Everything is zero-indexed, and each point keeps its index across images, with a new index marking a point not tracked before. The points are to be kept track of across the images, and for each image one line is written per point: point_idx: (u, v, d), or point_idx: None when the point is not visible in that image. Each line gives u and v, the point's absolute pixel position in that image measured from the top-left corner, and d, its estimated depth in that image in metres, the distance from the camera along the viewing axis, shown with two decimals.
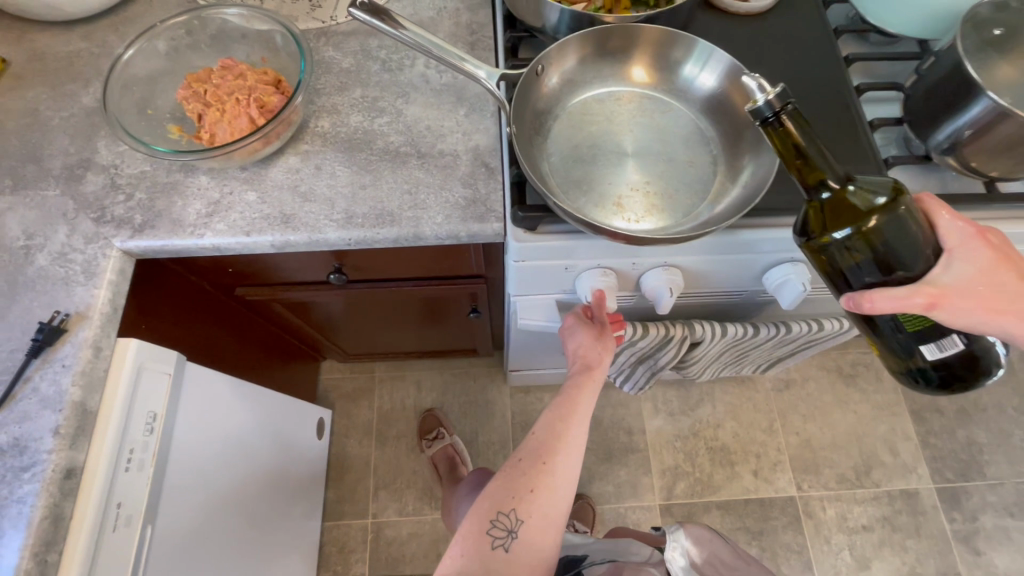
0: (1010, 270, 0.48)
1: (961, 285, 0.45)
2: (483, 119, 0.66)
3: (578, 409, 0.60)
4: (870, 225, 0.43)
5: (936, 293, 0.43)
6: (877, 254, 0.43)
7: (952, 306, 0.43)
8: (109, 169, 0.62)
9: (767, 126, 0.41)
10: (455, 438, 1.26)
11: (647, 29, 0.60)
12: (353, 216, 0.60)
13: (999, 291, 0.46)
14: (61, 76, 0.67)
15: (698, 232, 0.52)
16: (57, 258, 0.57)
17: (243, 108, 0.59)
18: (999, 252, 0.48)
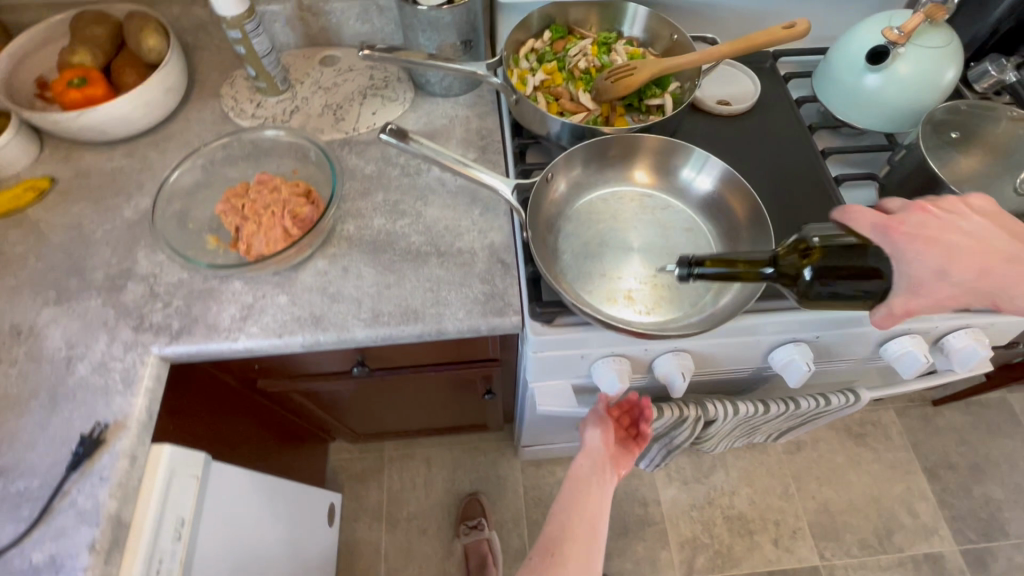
0: (955, 233, 0.53)
1: (925, 284, 0.51)
2: (497, 218, 0.71)
3: (585, 497, 0.69)
4: (818, 259, 0.51)
5: (905, 303, 0.52)
6: (841, 270, 0.51)
7: (927, 303, 0.52)
8: (148, 279, 0.66)
9: (698, 277, 0.54)
10: (492, 534, 1.23)
11: (646, 138, 0.66)
12: (380, 314, 0.64)
13: (967, 266, 0.52)
14: (104, 192, 0.73)
15: (706, 326, 0.56)
16: (97, 368, 0.60)
17: (278, 220, 0.65)
18: (933, 224, 0.53)
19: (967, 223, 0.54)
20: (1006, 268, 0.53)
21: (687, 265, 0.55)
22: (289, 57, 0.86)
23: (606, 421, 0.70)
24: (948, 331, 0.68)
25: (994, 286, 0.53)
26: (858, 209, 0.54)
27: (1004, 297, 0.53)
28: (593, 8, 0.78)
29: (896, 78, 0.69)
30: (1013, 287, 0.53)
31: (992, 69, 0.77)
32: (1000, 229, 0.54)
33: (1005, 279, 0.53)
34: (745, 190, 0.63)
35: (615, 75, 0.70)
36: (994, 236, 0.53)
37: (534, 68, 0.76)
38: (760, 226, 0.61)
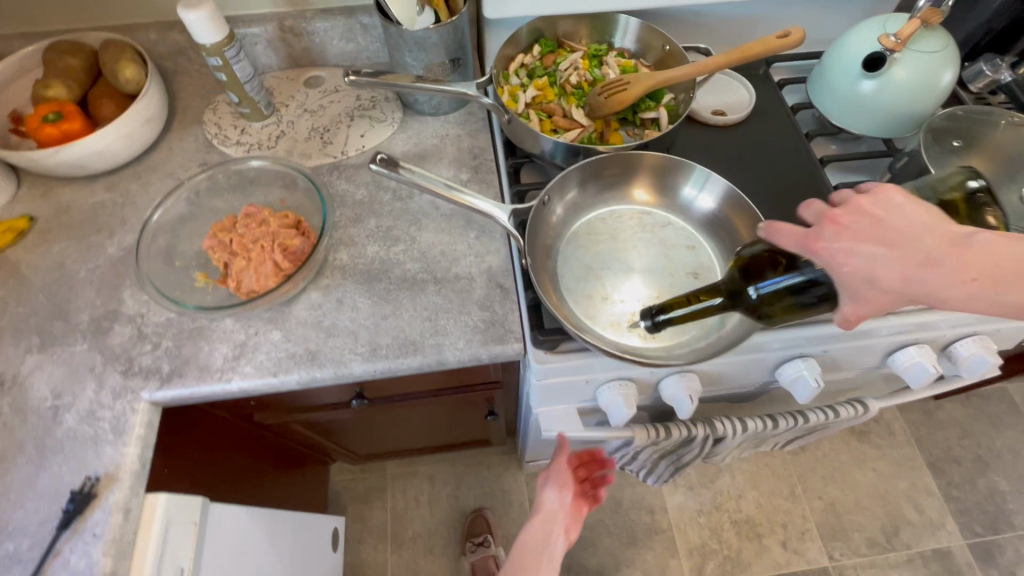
0: (879, 237, 0.44)
1: (856, 295, 0.45)
2: (493, 240, 0.69)
3: (531, 562, 0.76)
4: (748, 273, 0.52)
5: (855, 311, 0.46)
6: (773, 272, 0.51)
7: (873, 311, 0.46)
8: (135, 320, 0.63)
9: (662, 320, 0.56)
10: (500, 551, 1.20)
11: (646, 155, 0.64)
12: (377, 347, 0.62)
13: (893, 274, 0.43)
14: (86, 229, 0.70)
15: (713, 354, 0.55)
16: (86, 417, 0.58)
17: (267, 254, 0.63)
18: (852, 231, 0.45)
19: (889, 224, 0.44)
20: (944, 272, 0.42)
21: (651, 315, 0.57)
22: (272, 79, 0.83)
23: (566, 483, 0.79)
24: (956, 339, 0.67)
25: (928, 296, 0.44)
26: (780, 224, 0.48)
27: (953, 305, 0.44)
28: (583, 20, 0.76)
29: (895, 84, 0.68)
30: (959, 295, 0.43)
31: (986, 68, 0.77)
32: (932, 226, 0.43)
33: (943, 286, 0.43)
34: (748, 207, 0.61)
35: (608, 90, 0.68)
36: (926, 234, 0.43)
37: (524, 84, 0.74)
38: None
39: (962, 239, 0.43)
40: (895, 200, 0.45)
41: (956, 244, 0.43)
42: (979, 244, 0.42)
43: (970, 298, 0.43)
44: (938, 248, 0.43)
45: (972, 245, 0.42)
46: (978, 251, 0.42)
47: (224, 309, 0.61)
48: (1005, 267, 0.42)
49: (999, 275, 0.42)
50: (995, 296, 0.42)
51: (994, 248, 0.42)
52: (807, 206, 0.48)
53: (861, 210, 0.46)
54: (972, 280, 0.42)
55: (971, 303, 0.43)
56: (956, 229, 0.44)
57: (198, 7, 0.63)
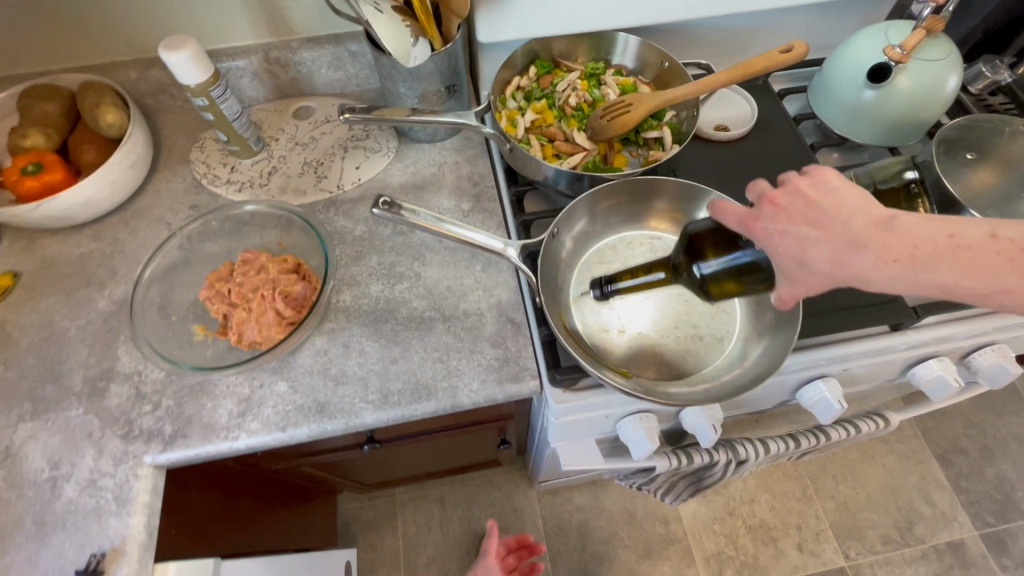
0: (808, 218, 0.44)
1: (791, 274, 0.45)
2: (500, 272, 0.67)
3: None
4: (693, 253, 0.54)
5: (791, 292, 0.46)
6: (716, 252, 0.52)
7: (812, 291, 0.46)
8: (132, 378, 0.61)
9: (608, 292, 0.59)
10: None
11: (663, 181, 0.63)
12: (389, 394, 0.59)
13: (818, 257, 0.43)
14: (74, 282, 0.67)
15: (737, 387, 0.54)
16: (87, 487, 0.55)
17: (268, 303, 0.61)
18: (786, 213, 0.45)
19: (819, 206, 0.44)
20: (863, 254, 0.41)
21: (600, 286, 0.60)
22: (260, 112, 0.81)
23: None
24: (974, 349, 0.66)
25: (855, 279, 0.42)
26: (725, 203, 0.49)
27: (880, 288, 0.42)
28: (581, 39, 0.74)
29: (898, 94, 0.66)
30: (887, 277, 0.41)
31: (985, 69, 0.76)
32: (861, 208, 0.42)
33: (864, 269, 0.41)
34: None
35: (611, 112, 0.66)
36: (851, 217, 0.42)
37: (522, 108, 0.72)
38: None
39: (887, 221, 0.41)
40: (830, 183, 0.45)
41: (881, 227, 0.41)
42: (906, 226, 0.40)
43: (895, 281, 0.40)
44: (861, 230, 0.41)
45: (898, 227, 0.40)
46: (902, 233, 0.40)
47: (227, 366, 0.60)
48: (930, 248, 0.39)
49: (922, 256, 0.39)
50: (921, 279, 0.40)
51: (919, 229, 0.40)
52: (753, 188, 0.49)
53: (797, 193, 0.46)
54: (894, 261, 0.40)
55: (895, 285, 0.41)
56: (884, 211, 0.42)
57: (182, 48, 0.61)
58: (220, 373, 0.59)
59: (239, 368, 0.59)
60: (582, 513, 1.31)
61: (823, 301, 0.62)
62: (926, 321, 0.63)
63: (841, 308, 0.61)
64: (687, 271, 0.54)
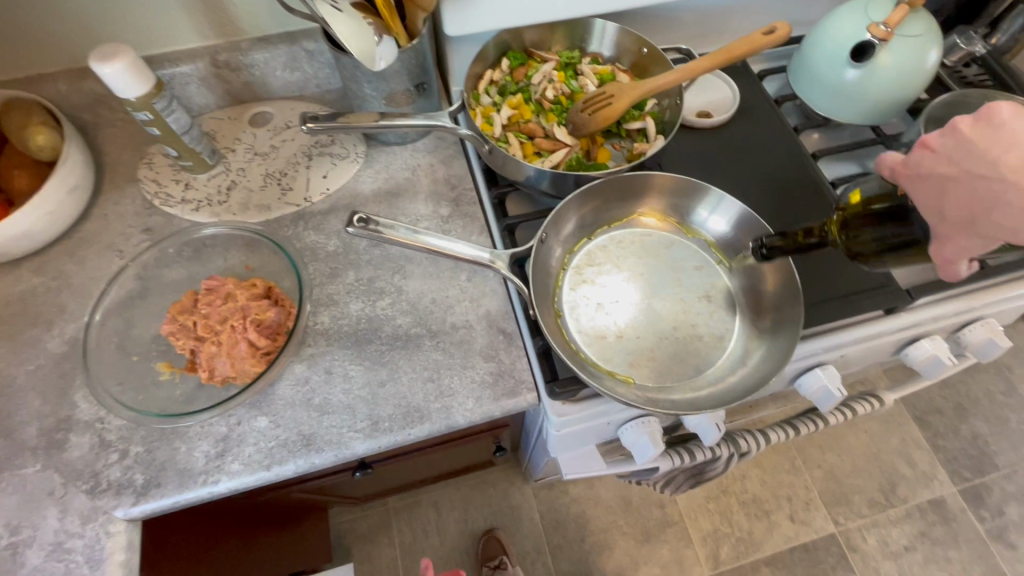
0: (957, 161, 0.43)
1: (936, 228, 0.45)
2: (487, 280, 0.64)
3: None
4: (854, 218, 0.51)
5: (938, 251, 0.45)
6: (882, 221, 0.49)
7: (962, 248, 0.44)
8: (94, 425, 0.55)
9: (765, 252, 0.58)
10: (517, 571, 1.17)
11: (657, 177, 0.62)
12: (379, 421, 0.56)
13: (957, 205, 0.43)
14: (18, 323, 0.61)
15: (746, 390, 0.53)
16: (53, 551, 0.50)
17: (240, 334, 0.57)
18: (934, 158, 0.44)
19: (969, 146, 0.42)
20: (1007, 196, 0.40)
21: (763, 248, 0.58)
22: (211, 120, 0.74)
23: None
24: (964, 325, 0.66)
25: (996, 224, 0.41)
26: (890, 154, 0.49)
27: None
28: (555, 28, 0.71)
29: (881, 72, 0.65)
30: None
31: (960, 40, 0.77)
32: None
33: (1008, 215, 0.40)
34: (761, 225, 0.59)
35: (592, 106, 0.64)
36: (1002, 156, 0.40)
37: (497, 103, 0.69)
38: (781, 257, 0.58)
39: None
40: (998, 119, 0.41)
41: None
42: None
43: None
44: (1010, 169, 0.40)
45: None
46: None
47: (201, 409, 0.56)
48: None
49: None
50: None
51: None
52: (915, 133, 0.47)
53: (954, 133, 0.44)
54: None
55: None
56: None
57: (116, 57, 0.54)
58: (194, 415, 0.55)
59: (213, 411, 0.55)
60: (579, 504, 1.31)
61: (819, 290, 0.61)
62: (920, 303, 0.62)
63: (837, 296, 0.61)
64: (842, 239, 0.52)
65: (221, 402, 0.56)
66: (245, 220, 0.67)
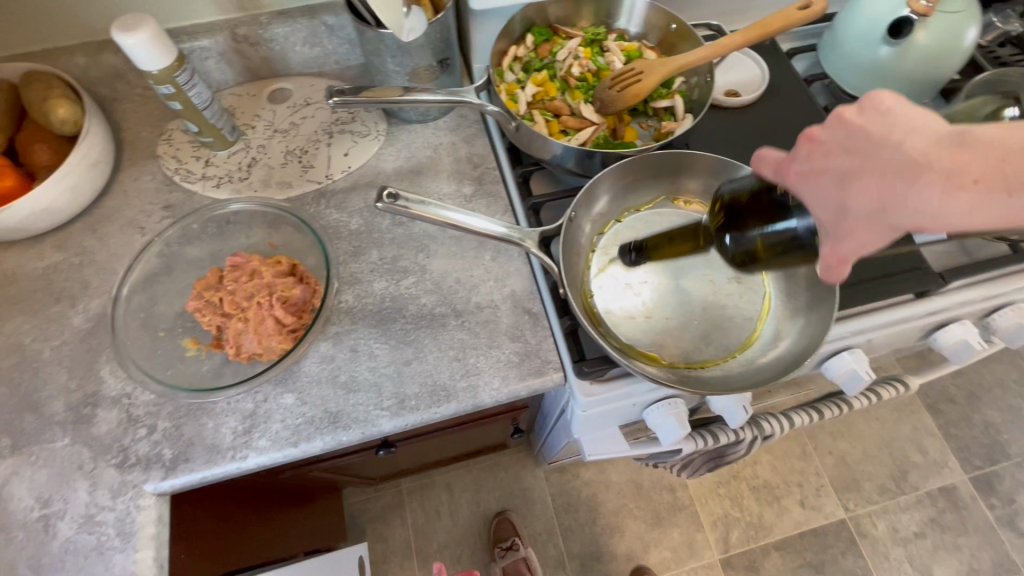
0: (859, 150, 0.36)
1: (835, 226, 0.37)
2: (512, 260, 0.63)
3: None
4: (734, 218, 0.47)
5: (836, 252, 0.37)
6: (758, 218, 0.45)
7: (866, 247, 0.36)
8: (121, 401, 0.55)
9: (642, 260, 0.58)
10: (528, 551, 1.18)
11: (689, 155, 0.61)
12: (405, 400, 0.55)
13: (870, 195, 0.35)
14: (42, 298, 0.60)
15: (777, 374, 0.53)
16: (84, 524, 0.50)
17: (266, 311, 0.57)
18: (825, 149, 0.37)
19: (865, 134, 0.36)
20: (929, 178, 0.32)
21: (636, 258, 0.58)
22: (230, 97, 0.73)
23: None
24: (994, 309, 0.65)
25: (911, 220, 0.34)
26: (764, 149, 0.42)
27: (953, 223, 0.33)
28: (581, 3, 0.69)
29: (916, 51, 0.63)
30: (954, 210, 0.32)
31: (996, 20, 0.76)
32: (921, 126, 0.34)
33: (930, 201, 0.32)
34: None
35: (620, 82, 0.62)
36: (908, 140, 0.34)
37: (521, 80, 0.68)
38: None
39: (955, 136, 0.32)
40: (886, 103, 0.35)
41: (951, 145, 0.32)
42: (982, 137, 0.32)
43: (976, 211, 0.32)
44: (922, 153, 0.33)
45: (973, 140, 0.32)
46: (980, 147, 0.32)
47: (229, 384, 0.56)
48: (1007, 158, 0.31)
49: (1011, 173, 0.31)
50: (1009, 201, 0.31)
51: (998, 140, 0.31)
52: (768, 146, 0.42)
53: (839, 125, 0.37)
54: (973, 183, 0.31)
55: (976, 215, 0.32)
56: (950, 125, 0.33)
57: (139, 28, 0.53)
58: (221, 391, 0.55)
59: (241, 387, 0.55)
60: (591, 487, 1.32)
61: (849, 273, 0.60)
62: (952, 286, 0.61)
63: (869, 279, 0.60)
64: (719, 240, 0.50)
65: (248, 378, 0.56)
66: (267, 198, 0.66)
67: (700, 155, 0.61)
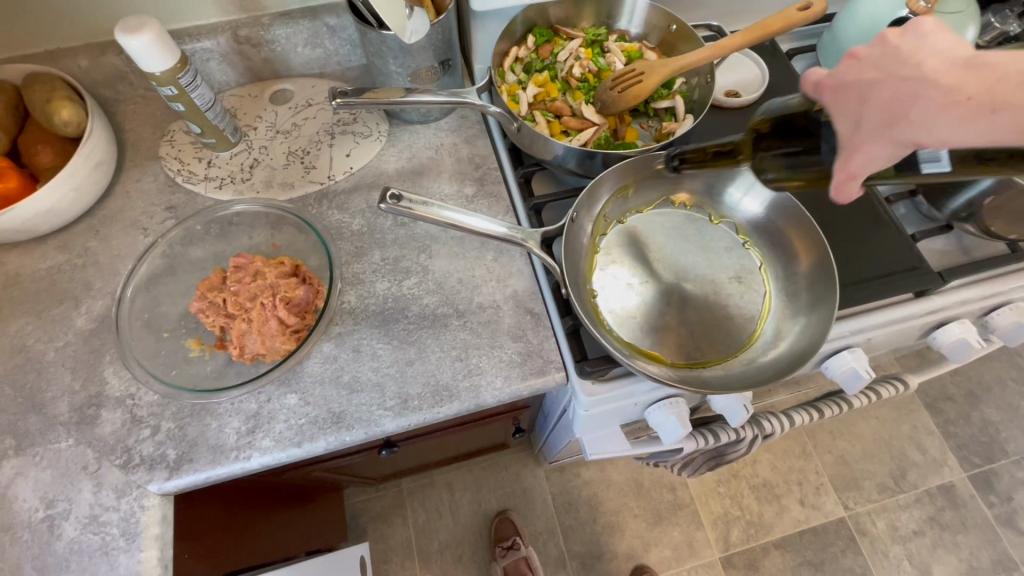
0: (883, 65, 0.35)
1: (849, 142, 0.39)
2: (514, 261, 0.63)
3: None
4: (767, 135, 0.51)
5: (845, 166, 0.40)
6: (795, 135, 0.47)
7: (873, 163, 0.38)
8: (124, 401, 0.56)
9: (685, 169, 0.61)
10: (529, 550, 1.19)
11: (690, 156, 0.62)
12: (408, 400, 0.56)
13: (878, 110, 0.36)
14: (46, 300, 0.61)
15: (779, 373, 0.53)
16: (88, 524, 0.51)
17: (269, 312, 0.57)
18: (857, 66, 0.37)
19: (891, 53, 0.35)
20: (929, 94, 0.33)
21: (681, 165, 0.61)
22: (232, 98, 0.73)
23: None
24: (992, 308, 0.66)
25: (910, 136, 0.35)
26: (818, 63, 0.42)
27: (946, 139, 0.33)
28: (582, 4, 0.69)
29: None
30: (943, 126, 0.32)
31: (994, 20, 0.76)
32: (945, 47, 0.33)
33: (923, 117, 0.33)
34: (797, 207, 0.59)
35: (621, 83, 0.63)
36: (927, 58, 0.33)
37: (523, 81, 0.68)
38: (818, 240, 0.58)
39: (971, 58, 0.31)
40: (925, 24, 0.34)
41: (964, 64, 0.32)
42: (995, 59, 0.31)
43: (966, 127, 0.32)
44: (932, 70, 0.33)
45: (987, 62, 0.31)
46: (988, 67, 0.31)
47: (232, 384, 0.56)
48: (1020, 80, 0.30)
49: (1011, 96, 0.30)
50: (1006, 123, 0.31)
51: (1011, 59, 0.30)
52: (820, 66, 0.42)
53: (882, 44, 0.36)
54: (967, 100, 0.31)
55: (968, 132, 0.32)
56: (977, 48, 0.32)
57: (142, 30, 0.53)
58: (225, 391, 0.55)
59: (245, 388, 0.55)
60: (591, 487, 1.32)
61: (849, 272, 0.61)
62: (952, 286, 0.62)
63: (869, 278, 0.60)
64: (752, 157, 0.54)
65: (252, 378, 0.56)
66: (269, 199, 0.66)
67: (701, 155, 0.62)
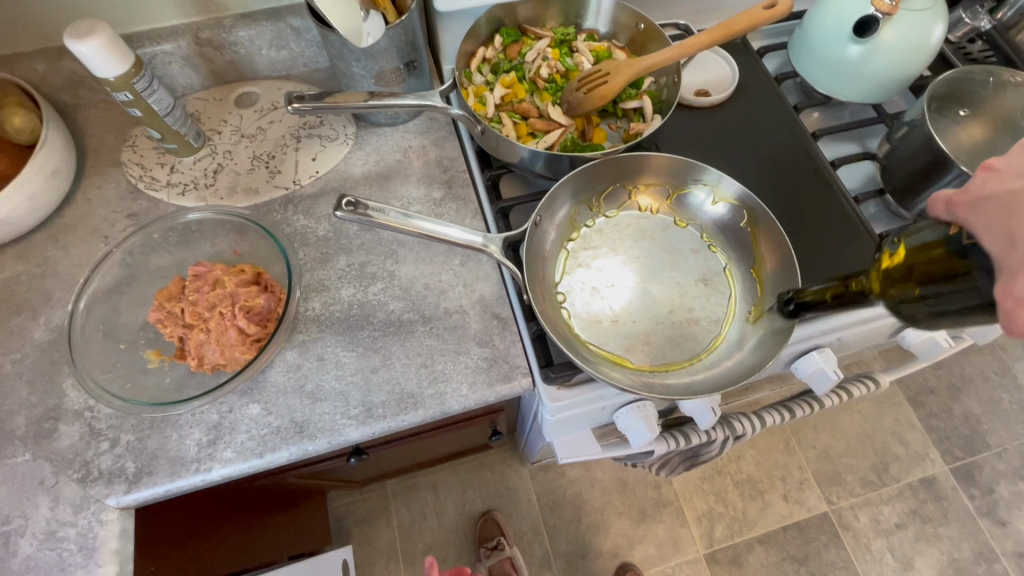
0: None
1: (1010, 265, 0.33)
2: (481, 265, 0.62)
3: None
4: (898, 276, 0.41)
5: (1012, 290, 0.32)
6: (933, 278, 0.38)
7: None
8: (83, 414, 0.55)
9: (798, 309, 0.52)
10: (514, 551, 1.19)
11: (652, 157, 0.61)
12: (372, 408, 0.55)
13: None
14: (2, 311, 0.59)
15: (742, 378, 0.53)
16: (45, 540, 0.50)
17: (229, 321, 0.56)
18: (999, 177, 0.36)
19: None
20: None
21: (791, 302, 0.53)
22: (196, 102, 0.72)
23: None
24: None
25: None
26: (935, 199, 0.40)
27: None
28: (550, 3, 0.68)
29: (884, 48, 0.63)
30: None
31: (965, 15, 0.76)
32: None
33: None
34: (762, 209, 0.59)
35: (587, 84, 0.62)
36: None
37: (490, 82, 0.67)
38: (783, 241, 0.57)
39: None
40: None
41: None
42: None
43: None
44: None
45: None
46: None
47: (192, 396, 0.56)
48: None
49: None
50: None
51: None
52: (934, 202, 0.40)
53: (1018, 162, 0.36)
54: None
55: None
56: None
57: (91, 35, 0.52)
58: (184, 403, 0.54)
59: (202, 401, 0.54)
60: (576, 486, 1.32)
61: (817, 273, 0.60)
62: None
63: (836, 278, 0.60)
64: (887, 299, 0.42)
65: (211, 389, 0.55)
66: (233, 206, 0.65)
67: (666, 156, 0.61)
